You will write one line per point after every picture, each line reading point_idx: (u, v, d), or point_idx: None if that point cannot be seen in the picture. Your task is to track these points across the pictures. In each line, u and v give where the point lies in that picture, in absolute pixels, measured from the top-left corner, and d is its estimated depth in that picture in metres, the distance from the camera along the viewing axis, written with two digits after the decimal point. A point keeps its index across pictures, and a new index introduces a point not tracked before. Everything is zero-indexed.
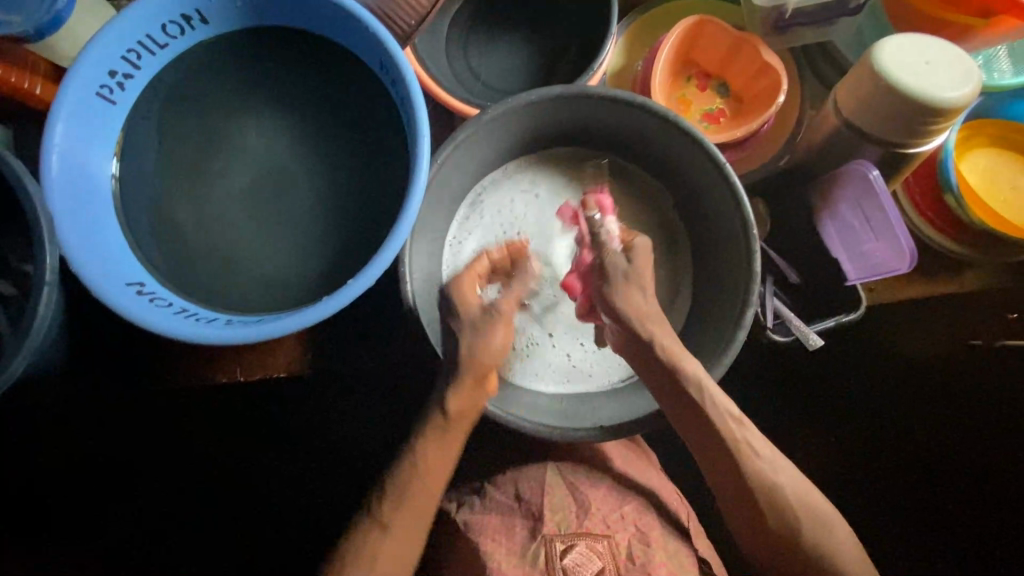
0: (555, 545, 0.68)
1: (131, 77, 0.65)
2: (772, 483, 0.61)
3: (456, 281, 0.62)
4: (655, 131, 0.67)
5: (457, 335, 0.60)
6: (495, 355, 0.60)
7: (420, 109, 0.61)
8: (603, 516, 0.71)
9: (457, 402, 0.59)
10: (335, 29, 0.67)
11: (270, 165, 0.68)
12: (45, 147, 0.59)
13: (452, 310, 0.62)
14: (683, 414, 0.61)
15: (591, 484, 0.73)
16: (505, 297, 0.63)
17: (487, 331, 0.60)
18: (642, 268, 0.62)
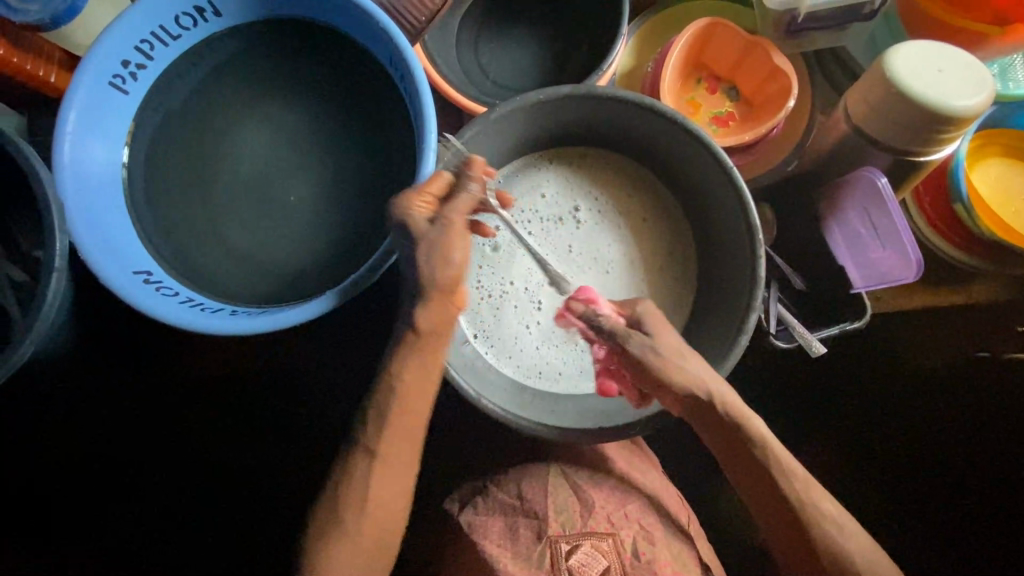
0: (560, 546, 0.68)
1: (144, 68, 0.65)
2: (807, 499, 0.61)
3: (407, 194, 0.57)
4: (663, 135, 0.67)
5: (416, 260, 0.57)
6: (453, 276, 0.57)
7: (428, 104, 0.61)
8: (607, 514, 0.71)
9: (429, 320, 0.58)
10: (346, 24, 0.67)
11: (278, 158, 0.69)
12: (57, 134, 0.60)
13: (398, 226, 0.57)
14: (728, 452, 0.63)
15: (594, 484, 0.73)
16: (456, 210, 0.57)
17: (441, 251, 0.56)
18: (659, 333, 0.61)
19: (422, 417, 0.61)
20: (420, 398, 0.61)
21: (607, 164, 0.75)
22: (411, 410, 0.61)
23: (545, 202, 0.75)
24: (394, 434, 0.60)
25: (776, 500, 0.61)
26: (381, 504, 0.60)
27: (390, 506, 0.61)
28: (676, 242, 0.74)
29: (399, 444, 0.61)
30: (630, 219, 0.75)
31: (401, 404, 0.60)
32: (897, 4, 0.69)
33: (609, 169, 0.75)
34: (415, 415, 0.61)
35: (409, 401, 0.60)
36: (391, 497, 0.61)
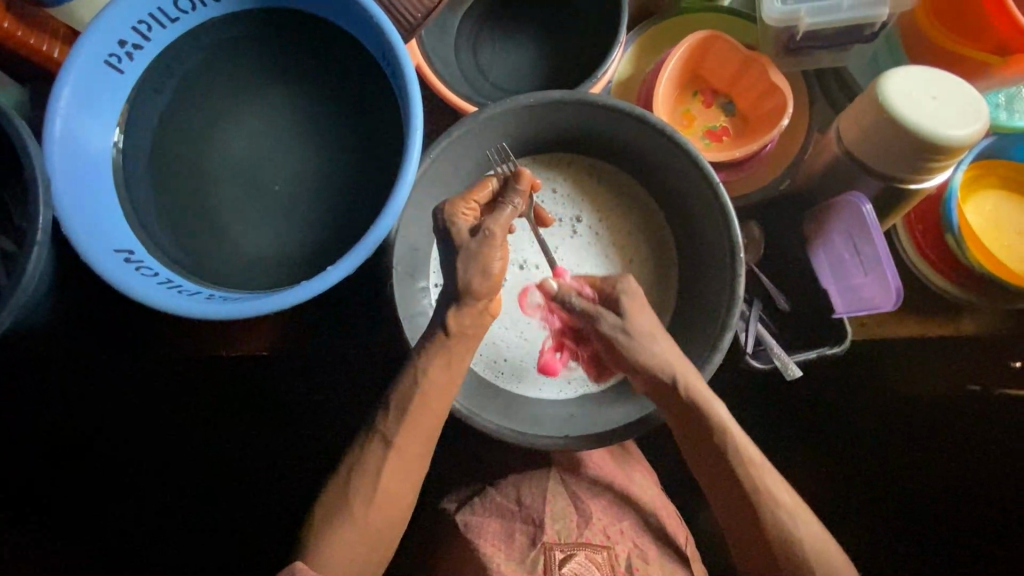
0: (554, 554, 0.68)
1: (140, 48, 0.66)
2: (785, 524, 0.60)
3: (449, 204, 0.60)
4: (652, 147, 0.67)
5: (454, 262, 0.59)
6: (489, 283, 0.60)
7: (416, 102, 0.61)
8: (604, 527, 0.71)
9: (460, 322, 0.60)
10: (344, 17, 0.67)
11: (269, 146, 0.69)
12: (50, 110, 0.61)
13: (444, 233, 0.60)
14: (718, 482, 0.63)
15: (593, 495, 0.73)
16: (496, 219, 0.60)
17: (478, 258, 0.59)
18: (631, 309, 0.64)
19: (438, 419, 0.61)
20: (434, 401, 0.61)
21: (599, 173, 0.74)
22: (430, 411, 0.61)
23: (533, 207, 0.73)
24: (409, 434, 0.61)
25: (752, 522, 0.61)
26: (381, 506, 0.60)
27: (392, 507, 0.61)
28: (662, 257, 0.73)
29: (412, 442, 0.61)
30: (615, 233, 0.74)
31: (422, 405, 0.60)
32: (899, 27, 0.68)
33: (600, 178, 0.74)
34: (425, 416, 0.61)
35: (426, 400, 0.60)
36: (395, 498, 0.61)
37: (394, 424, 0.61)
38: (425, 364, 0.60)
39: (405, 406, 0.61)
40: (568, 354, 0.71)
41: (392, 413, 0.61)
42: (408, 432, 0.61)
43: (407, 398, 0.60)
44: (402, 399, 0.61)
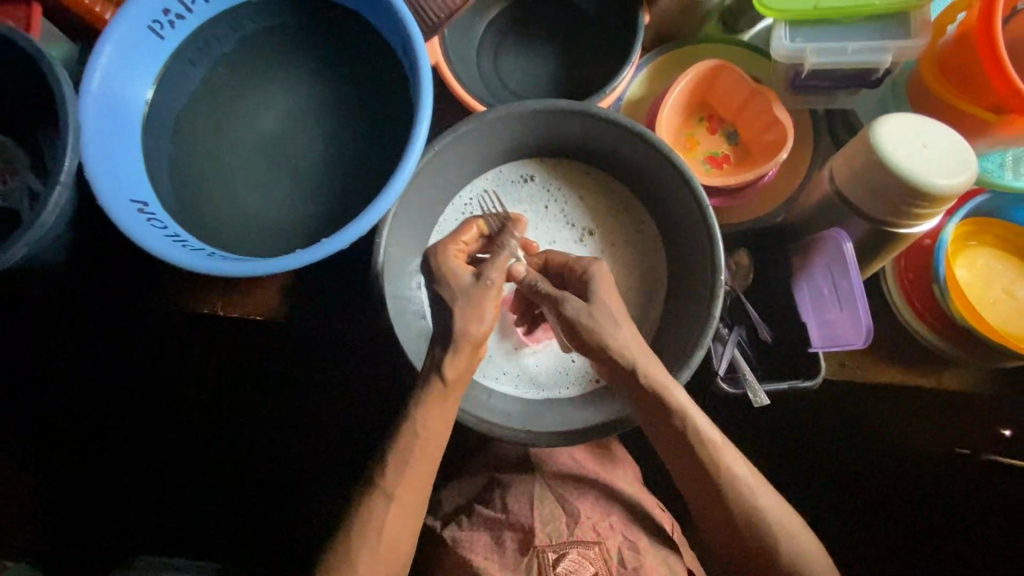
0: (547, 556, 0.70)
1: (182, 19, 0.71)
2: (750, 501, 0.65)
3: (444, 246, 0.64)
4: (651, 165, 0.69)
5: (451, 307, 0.61)
6: (484, 329, 0.61)
7: (426, 96, 0.65)
8: (593, 524, 0.73)
9: (456, 370, 0.62)
10: (372, 10, 0.71)
11: (287, 122, 0.73)
12: (91, 64, 0.66)
13: (440, 278, 0.63)
14: (683, 463, 0.65)
15: (580, 494, 0.75)
16: (493, 265, 0.63)
17: (476, 304, 0.61)
18: (599, 294, 0.64)
19: (431, 467, 0.64)
20: (431, 447, 0.64)
21: (597, 182, 0.76)
22: (417, 467, 0.64)
23: (541, 210, 0.76)
24: (404, 489, 0.63)
25: (710, 482, 0.65)
26: (385, 556, 0.64)
27: (393, 557, 0.64)
28: (646, 270, 0.74)
29: (410, 496, 0.64)
30: (606, 243, 0.75)
31: (412, 461, 0.63)
32: (906, 74, 0.70)
33: (598, 187, 0.76)
34: (421, 467, 0.64)
35: (418, 456, 0.63)
36: (397, 546, 0.64)
37: (392, 474, 0.63)
38: (412, 425, 0.63)
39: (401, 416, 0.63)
40: None
41: (388, 466, 0.63)
42: (406, 485, 0.63)
43: (400, 457, 0.63)
44: (397, 456, 0.63)
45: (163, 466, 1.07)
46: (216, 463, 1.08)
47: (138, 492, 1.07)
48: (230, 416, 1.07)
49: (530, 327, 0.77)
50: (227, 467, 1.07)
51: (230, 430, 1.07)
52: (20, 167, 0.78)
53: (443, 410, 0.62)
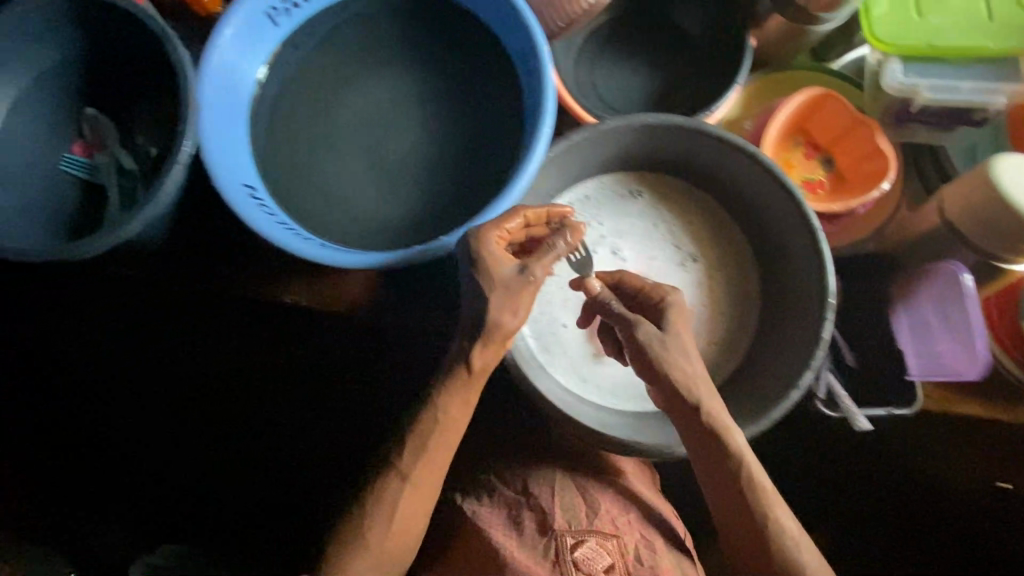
0: (565, 539, 0.71)
1: (298, 7, 0.71)
2: (775, 534, 0.66)
3: (485, 237, 0.60)
4: (760, 185, 0.70)
5: (487, 297, 0.59)
6: (517, 325, 0.60)
7: (549, 100, 0.65)
8: (612, 517, 0.73)
9: (483, 361, 0.61)
10: (487, 13, 0.71)
11: (393, 117, 0.73)
12: (211, 46, 0.66)
13: (478, 265, 0.59)
14: (719, 490, 0.67)
15: (601, 488, 0.75)
16: (539, 261, 0.60)
17: (514, 298, 0.59)
18: (668, 319, 0.63)
19: (445, 460, 0.67)
20: (451, 430, 0.65)
21: (694, 198, 0.77)
22: (436, 460, 0.66)
23: (642, 222, 0.76)
24: (422, 477, 0.67)
25: (739, 511, 0.66)
26: (397, 536, 0.68)
27: (404, 536, 0.69)
28: (737, 287, 0.76)
29: (426, 485, 0.67)
30: (704, 264, 0.76)
31: (433, 455, 0.66)
32: (1006, 117, 0.72)
33: (696, 203, 0.77)
34: (440, 460, 0.67)
35: (438, 451, 0.66)
36: (405, 528, 0.68)
37: (410, 460, 0.66)
38: (434, 420, 0.65)
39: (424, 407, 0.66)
40: None
41: (406, 455, 0.66)
42: (424, 475, 0.67)
43: (422, 452, 0.66)
44: (416, 447, 0.66)
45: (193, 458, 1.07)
46: (216, 464, 1.07)
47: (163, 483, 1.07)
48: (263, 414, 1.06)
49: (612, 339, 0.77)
50: (254, 464, 1.07)
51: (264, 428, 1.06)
52: (111, 144, 0.75)
53: (463, 402, 0.64)
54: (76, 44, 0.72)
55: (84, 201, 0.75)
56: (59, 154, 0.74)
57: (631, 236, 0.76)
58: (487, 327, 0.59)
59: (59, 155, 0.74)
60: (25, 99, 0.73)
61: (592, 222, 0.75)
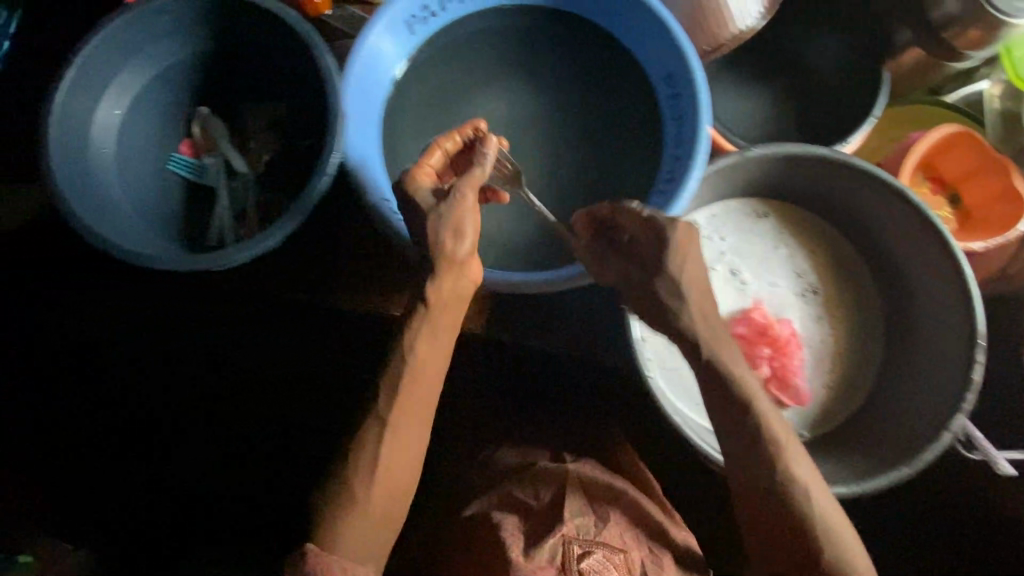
0: (572, 548, 0.59)
1: (435, 15, 0.69)
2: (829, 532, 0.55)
3: (406, 171, 0.58)
4: (899, 222, 0.69)
5: (426, 228, 0.54)
6: (467, 251, 0.55)
7: (705, 125, 0.63)
8: (619, 529, 0.62)
9: (439, 292, 0.55)
10: (628, 31, 0.69)
11: (523, 132, 0.71)
12: (355, 52, 0.63)
13: (410, 199, 0.56)
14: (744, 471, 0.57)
15: (609, 495, 0.64)
16: (466, 180, 0.55)
17: (452, 218, 0.54)
18: (676, 251, 0.55)
19: (420, 441, 0.58)
20: (426, 372, 0.57)
21: (819, 229, 0.76)
22: (404, 445, 0.57)
23: (769, 249, 0.74)
24: (387, 460, 0.56)
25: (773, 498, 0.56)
26: (353, 538, 0.56)
27: (371, 538, 0.57)
28: (860, 325, 0.75)
29: (394, 478, 0.57)
30: (826, 297, 0.75)
31: (394, 431, 0.56)
32: None
33: (820, 235, 0.76)
34: (406, 442, 0.57)
35: (397, 426, 0.56)
36: (379, 521, 0.57)
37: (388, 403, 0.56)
38: (396, 390, 0.56)
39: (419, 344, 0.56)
40: (774, 355, 0.71)
41: (371, 438, 0.56)
42: (391, 459, 0.56)
43: (382, 428, 0.56)
44: (378, 420, 0.56)
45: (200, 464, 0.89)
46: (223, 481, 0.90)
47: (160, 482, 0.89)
48: (293, 418, 0.87)
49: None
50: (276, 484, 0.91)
51: (289, 442, 0.87)
52: (222, 144, 0.73)
53: (438, 359, 0.57)
54: (206, 41, 0.70)
55: (191, 202, 0.73)
56: (168, 152, 0.71)
57: (757, 262, 0.74)
58: (433, 253, 0.54)
59: (168, 153, 0.71)
60: (143, 92, 0.69)
61: (712, 242, 0.73)
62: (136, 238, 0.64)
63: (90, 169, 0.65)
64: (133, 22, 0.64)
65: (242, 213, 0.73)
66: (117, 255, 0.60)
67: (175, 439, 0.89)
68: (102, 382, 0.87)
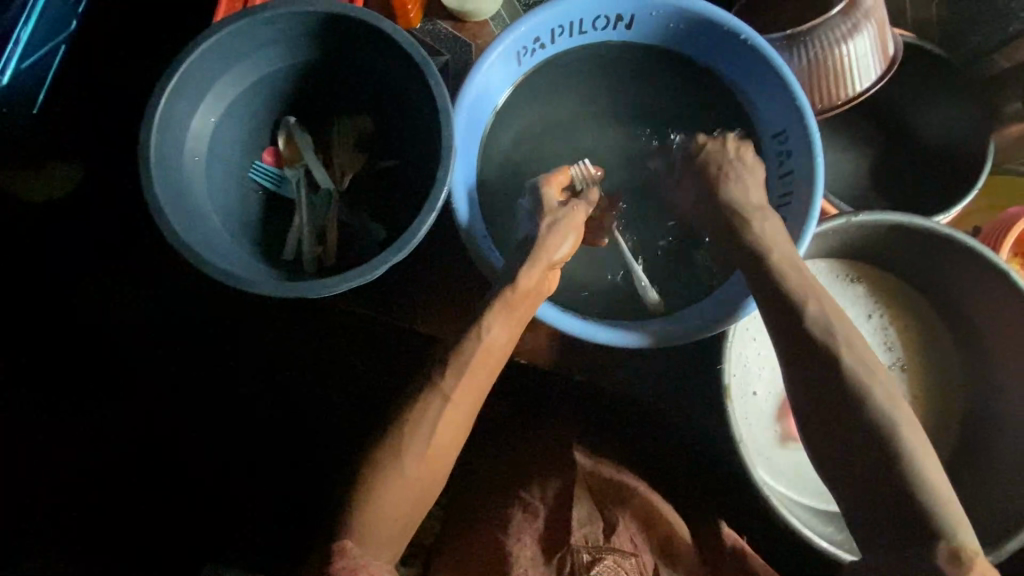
0: (581, 557, 0.61)
1: (544, 48, 0.67)
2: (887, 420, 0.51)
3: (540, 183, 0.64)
4: (990, 298, 0.68)
5: (541, 220, 0.62)
6: (565, 253, 0.61)
7: (819, 188, 0.61)
8: (631, 534, 0.64)
9: (529, 281, 0.58)
10: (737, 81, 0.68)
11: (619, 174, 0.70)
12: (466, 82, 0.62)
13: (537, 198, 0.64)
14: (796, 353, 0.55)
15: (622, 501, 0.67)
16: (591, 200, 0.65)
17: (565, 224, 0.61)
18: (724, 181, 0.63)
19: (463, 430, 0.58)
20: (493, 354, 0.58)
21: (902, 296, 0.75)
22: (440, 444, 0.56)
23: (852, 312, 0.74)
24: (419, 454, 0.56)
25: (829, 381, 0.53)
26: (380, 531, 0.55)
27: (391, 536, 0.56)
28: (938, 398, 0.74)
29: (423, 473, 0.56)
30: (909, 373, 0.74)
31: (435, 430, 0.56)
32: None
33: (902, 301, 0.75)
34: (447, 434, 0.56)
35: (440, 419, 0.56)
36: (398, 526, 0.56)
37: (451, 379, 0.56)
38: (444, 382, 0.57)
39: (491, 341, 0.58)
40: None
41: (407, 433, 0.55)
42: (416, 462, 0.56)
43: (419, 423, 0.56)
44: (412, 419, 0.56)
45: (227, 461, 0.90)
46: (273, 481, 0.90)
47: (186, 471, 0.90)
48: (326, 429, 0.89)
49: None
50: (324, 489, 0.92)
51: (318, 451, 0.89)
52: (306, 158, 0.71)
53: (493, 353, 0.58)
54: (304, 52, 0.67)
55: (269, 214, 0.71)
56: (250, 161, 0.70)
57: None
58: (538, 244, 0.60)
59: (250, 163, 0.70)
60: (236, 102, 0.67)
61: None
62: (224, 254, 0.61)
63: (181, 179, 0.62)
64: (239, 29, 0.62)
65: (322, 229, 0.71)
66: (207, 272, 0.58)
67: (209, 436, 0.91)
68: (157, 373, 0.91)
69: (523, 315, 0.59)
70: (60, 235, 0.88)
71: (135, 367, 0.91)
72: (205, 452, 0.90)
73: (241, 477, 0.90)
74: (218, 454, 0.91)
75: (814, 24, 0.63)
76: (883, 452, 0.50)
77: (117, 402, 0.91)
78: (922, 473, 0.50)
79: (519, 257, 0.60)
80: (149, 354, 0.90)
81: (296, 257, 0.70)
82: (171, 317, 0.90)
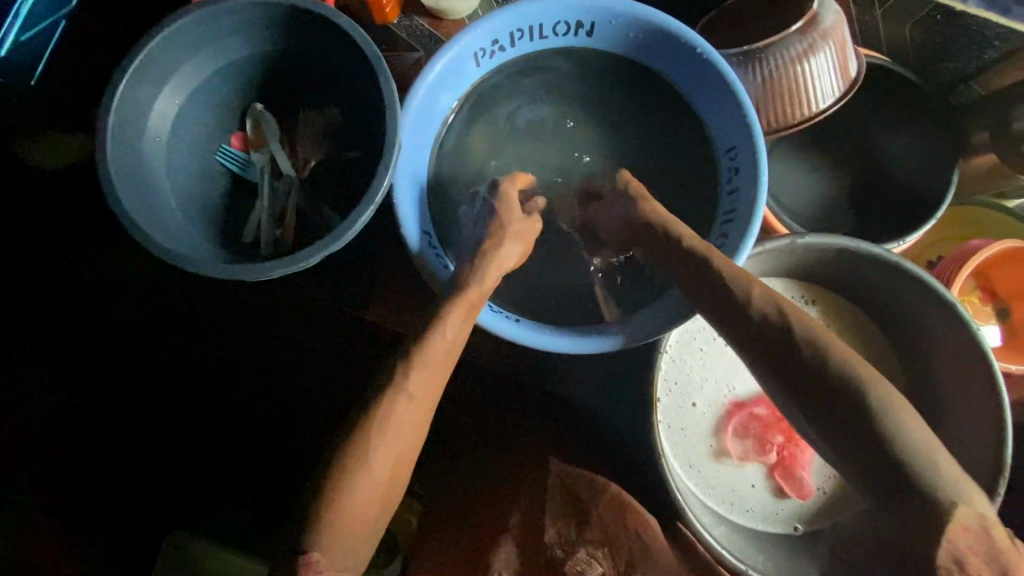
0: (555, 551, 0.67)
1: (503, 50, 0.68)
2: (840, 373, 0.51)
3: (501, 181, 0.66)
4: (938, 326, 0.66)
5: (493, 224, 0.62)
6: (511, 261, 0.62)
7: (761, 207, 0.61)
8: (603, 522, 0.68)
9: (477, 279, 0.59)
10: (695, 95, 0.67)
11: (571, 179, 0.71)
12: (418, 80, 0.63)
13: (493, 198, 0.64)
14: (740, 339, 0.56)
15: (592, 492, 0.70)
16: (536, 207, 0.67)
17: (515, 239, 0.63)
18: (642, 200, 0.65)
19: (422, 431, 0.57)
20: (451, 351, 0.58)
21: (857, 323, 0.75)
22: (403, 446, 0.55)
23: None
24: (385, 456, 0.54)
25: (777, 357, 0.54)
26: (344, 541, 0.53)
27: (356, 546, 0.55)
28: None
29: (388, 475, 0.55)
30: None
31: (399, 431, 0.54)
32: None
33: (856, 329, 0.74)
34: (409, 435, 0.55)
35: (404, 417, 0.54)
36: (363, 535, 0.55)
37: (411, 374, 0.55)
38: (407, 381, 0.55)
39: (450, 341, 0.57)
40: (775, 445, 0.72)
41: (371, 437, 0.54)
42: (384, 463, 0.54)
43: (386, 427, 0.54)
44: (377, 419, 0.54)
45: (228, 460, 0.87)
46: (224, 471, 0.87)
47: (185, 471, 0.86)
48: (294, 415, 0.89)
49: (741, 446, 0.72)
50: None
51: None
52: (271, 143, 0.72)
53: (450, 352, 0.57)
54: (270, 42, 0.70)
55: (231, 199, 0.73)
56: (217, 145, 0.72)
57: None
58: (486, 251, 0.61)
59: (217, 146, 0.72)
60: (201, 87, 0.70)
61: None
62: (171, 234, 0.65)
63: (140, 158, 0.66)
64: (201, 17, 0.64)
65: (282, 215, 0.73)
66: (153, 251, 0.61)
67: (208, 436, 0.87)
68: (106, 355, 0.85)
69: (472, 318, 0.59)
70: (64, 230, 0.83)
71: (135, 368, 0.85)
72: (204, 452, 0.87)
73: (241, 476, 0.86)
74: (217, 454, 0.87)
75: (768, 42, 0.63)
76: (845, 406, 0.51)
77: (116, 402, 0.86)
78: (892, 427, 0.49)
79: (470, 258, 0.61)
80: (148, 354, 0.85)
81: (254, 242, 0.71)
82: (161, 310, 0.83)
